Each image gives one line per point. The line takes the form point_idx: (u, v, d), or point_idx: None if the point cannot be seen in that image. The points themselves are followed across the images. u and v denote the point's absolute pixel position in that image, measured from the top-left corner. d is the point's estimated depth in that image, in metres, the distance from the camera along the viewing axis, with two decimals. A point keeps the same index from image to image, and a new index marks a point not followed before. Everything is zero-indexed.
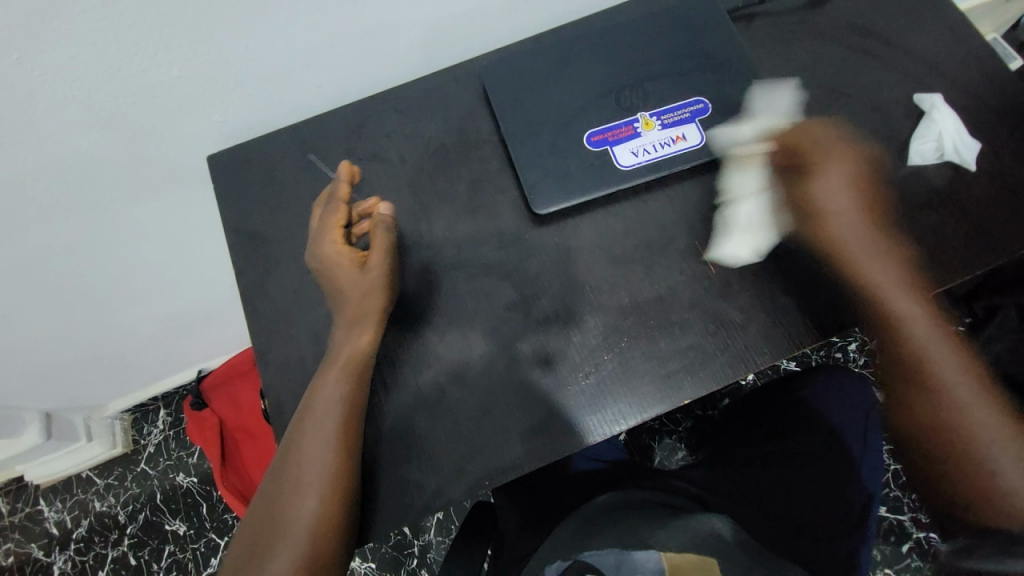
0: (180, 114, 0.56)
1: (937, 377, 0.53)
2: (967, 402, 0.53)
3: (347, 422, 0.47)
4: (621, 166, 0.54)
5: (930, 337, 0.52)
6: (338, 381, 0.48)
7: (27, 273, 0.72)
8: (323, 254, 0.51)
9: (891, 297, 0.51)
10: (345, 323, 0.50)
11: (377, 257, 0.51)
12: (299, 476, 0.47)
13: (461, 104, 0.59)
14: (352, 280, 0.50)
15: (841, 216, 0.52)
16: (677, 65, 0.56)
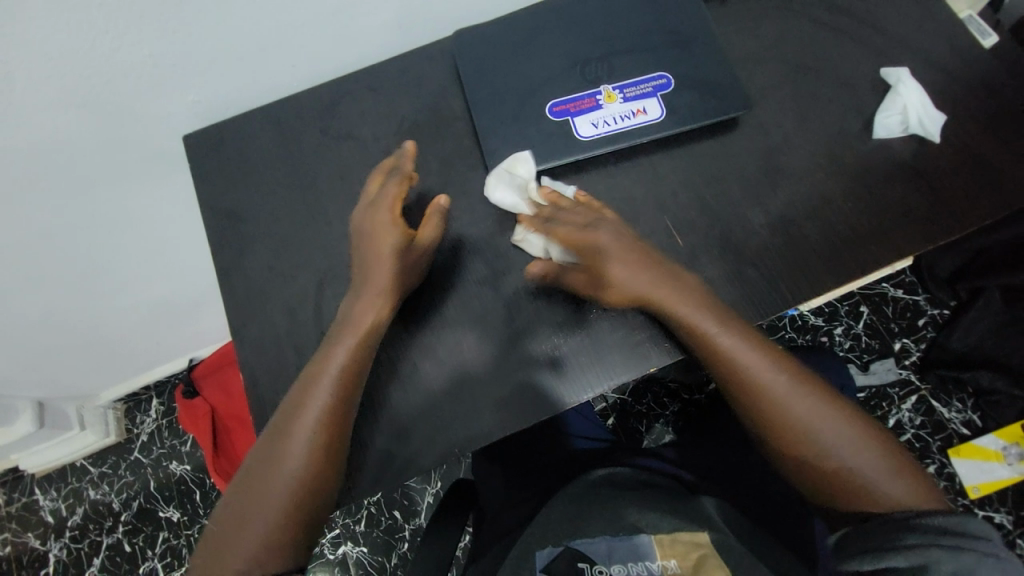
0: (155, 94, 0.56)
1: (784, 395, 0.50)
2: (810, 422, 0.49)
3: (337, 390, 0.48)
4: (579, 136, 0.55)
5: (756, 358, 0.50)
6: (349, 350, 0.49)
7: (11, 259, 0.72)
8: (376, 219, 0.51)
9: (704, 327, 0.48)
10: (372, 295, 0.50)
11: (424, 238, 0.51)
12: (296, 442, 0.48)
13: (435, 83, 0.59)
14: (395, 253, 0.50)
15: (640, 262, 0.50)
16: (647, 41, 0.57)
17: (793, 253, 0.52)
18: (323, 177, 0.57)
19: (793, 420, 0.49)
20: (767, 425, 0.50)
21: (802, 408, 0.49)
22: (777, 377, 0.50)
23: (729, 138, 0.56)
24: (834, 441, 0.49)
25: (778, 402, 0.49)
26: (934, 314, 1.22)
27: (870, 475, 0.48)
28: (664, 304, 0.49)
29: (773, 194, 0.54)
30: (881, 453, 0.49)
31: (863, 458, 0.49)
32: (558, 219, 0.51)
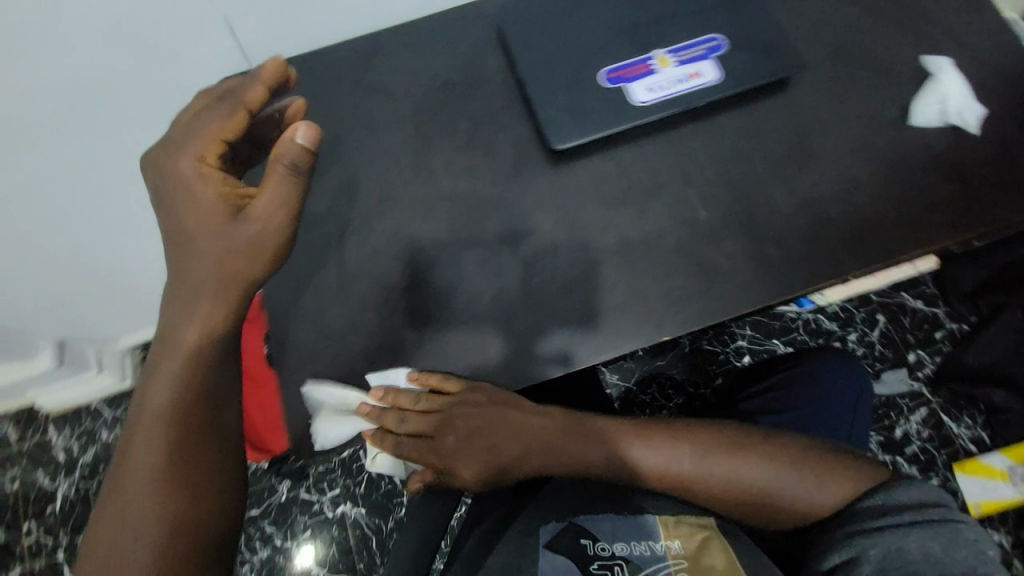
0: (197, 35, 0.57)
1: (714, 461, 0.58)
2: (699, 474, 0.58)
3: (183, 415, 0.48)
4: (636, 102, 0.55)
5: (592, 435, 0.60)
6: (176, 373, 0.48)
7: (46, 195, 0.75)
8: (195, 185, 0.46)
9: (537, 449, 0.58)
10: (185, 304, 0.47)
11: (263, 208, 0.45)
12: (140, 469, 0.47)
13: (470, 43, 0.59)
14: (228, 232, 0.46)
15: (457, 406, 0.54)
16: (686, 16, 0.57)
17: (818, 234, 0.52)
18: (352, 129, 0.58)
19: (704, 475, 0.58)
20: (690, 491, 0.59)
21: (727, 468, 0.58)
22: (643, 447, 0.60)
23: (761, 115, 0.55)
24: (724, 472, 0.58)
25: (653, 466, 0.59)
26: (953, 329, 1.20)
27: (775, 480, 0.57)
28: (572, 447, 0.59)
29: (801, 168, 0.53)
30: (829, 474, 0.57)
31: (747, 472, 0.58)
32: (396, 403, 0.53)
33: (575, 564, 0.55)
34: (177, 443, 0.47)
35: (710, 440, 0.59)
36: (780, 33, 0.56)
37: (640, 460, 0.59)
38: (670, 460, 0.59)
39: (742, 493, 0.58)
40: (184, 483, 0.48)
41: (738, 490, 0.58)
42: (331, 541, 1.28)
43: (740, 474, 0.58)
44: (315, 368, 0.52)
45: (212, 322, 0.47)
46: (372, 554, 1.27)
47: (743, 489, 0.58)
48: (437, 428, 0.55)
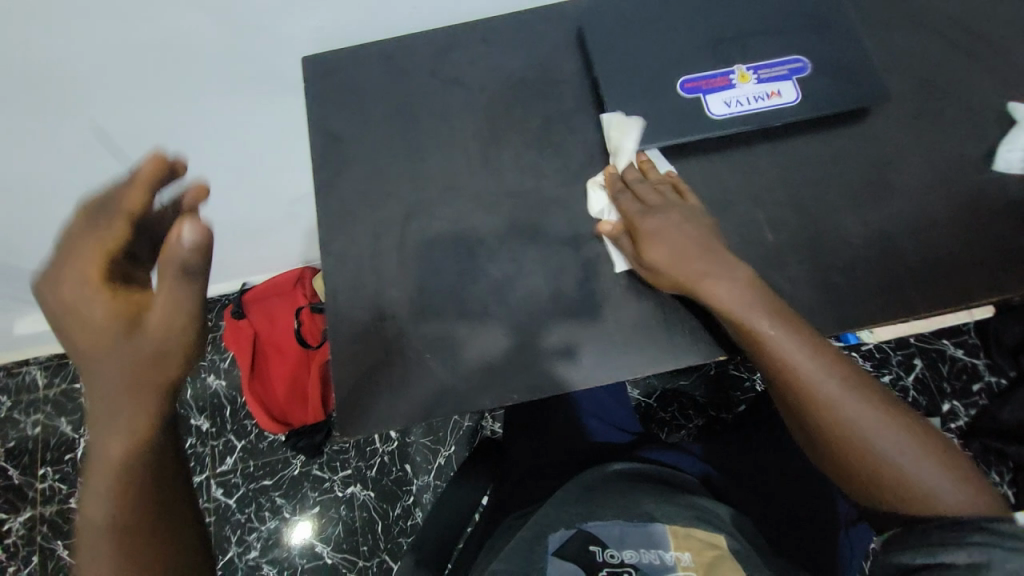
0: (283, 10, 0.59)
1: (851, 401, 0.49)
2: (856, 422, 0.48)
3: (127, 480, 0.42)
4: (712, 114, 0.54)
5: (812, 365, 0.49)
6: (112, 438, 0.41)
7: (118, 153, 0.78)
8: (76, 305, 0.39)
9: (752, 322, 0.48)
10: (105, 407, 0.40)
11: (161, 321, 0.39)
12: (94, 541, 0.42)
13: (549, 43, 0.60)
14: (123, 350, 0.39)
15: (707, 248, 0.50)
16: (770, 36, 0.56)
17: (886, 269, 0.51)
18: (424, 117, 0.59)
19: (842, 420, 0.49)
20: (799, 399, 0.50)
21: (856, 411, 0.49)
22: (836, 376, 0.49)
23: (837, 143, 0.55)
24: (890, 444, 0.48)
25: (833, 398, 0.49)
26: (991, 382, 1.17)
27: (934, 480, 0.47)
28: (757, 334, 0.48)
29: (873, 200, 0.52)
30: (958, 474, 0.48)
31: (904, 448, 0.48)
32: (631, 191, 0.53)
33: (584, 564, 0.62)
34: (128, 512, 0.42)
35: (895, 414, 0.49)
36: (865, 62, 0.55)
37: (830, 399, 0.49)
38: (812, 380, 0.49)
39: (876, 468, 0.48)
40: (149, 552, 0.43)
41: (868, 453, 0.48)
42: (338, 520, 1.29)
43: (882, 434, 0.48)
44: (366, 347, 0.52)
45: (129, 442, 0.41)
46: (376, 537, 1.28)
47: (871, 446, 0.48)
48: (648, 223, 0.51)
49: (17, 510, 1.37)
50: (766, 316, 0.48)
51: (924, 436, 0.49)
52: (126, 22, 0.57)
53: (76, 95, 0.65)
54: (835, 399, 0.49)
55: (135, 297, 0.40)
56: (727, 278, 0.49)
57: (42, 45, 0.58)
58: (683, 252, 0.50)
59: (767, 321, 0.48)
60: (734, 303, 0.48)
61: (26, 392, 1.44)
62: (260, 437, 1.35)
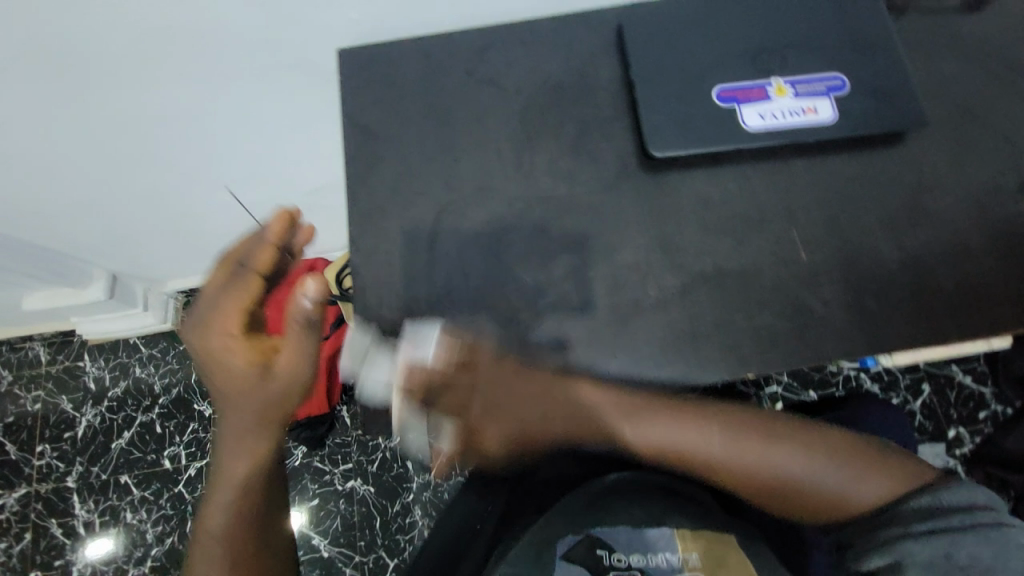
0: (322, 2, 0.58)
1: (758, 454, 0.50)
2: (758, 461, 0.50)
3: (247, 494, 0.53)
4: (746, 126, 0.54)
5: (689, 434, 0.50)
6: (244, 453, 0.52)
7: (146, 135, 0.78)
8: (215, 350, 0.50)
9: (617, 424, 0.50)
10: (236, 435, 0.52)
11: (298, 360, 0.51)
12: (210, 539, 0.53)
13: (588, 48, 0.59)
14: (258, 388, 0.50)
15: (538, 377, 0.51)
16: (814, 52, 0.56)
17: (918, 296, 0.51)
18: (459, 116, 0.58)
19: (769, 475, 0.50)
20: (726, 480, 0.51)
21: (787, 457, 0.50)
22: (712, 432, 0.51)
23: (875, 164, 0.54)
24: (791, 466, 0.50)
25: (715, 458, 0.50)
26: (997, 411, 1.16)
27: (826, 477, 0.49)
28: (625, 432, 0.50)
29: (908, 225, 0.52)
30: (878, 467, 0.50)
31: (804, 465, 0.50)
32: (415, 382, 0.50)
33: (593, 568, 0.61)
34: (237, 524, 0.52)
35: (778, 436, 0.51)
36: (908, 84, 0.55)
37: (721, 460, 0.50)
38: (729, 463, 0.50)
39: (796, 488, 0.50)
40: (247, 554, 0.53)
41: (812, 494, 0.50)
42: (336, 513, 1.29)
43: (812, 472, 0.50)
44: (394, 345, 0.52)
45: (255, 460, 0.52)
46: (374, 533, 1.28)
47: (807, 485, 0.50)
48: (493, 398, 0.51)
49: (12, 486, 1.37)
50: (652, 413, 0.50)
51: (854, 457, 0.51)
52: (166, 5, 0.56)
53: (105, 75, 0.65)
54: (717, 459, 0.50)
55: (267, 345, 0.52)
56: (572, 400, 0.51)
57: (79, 25, 0.57)
58: (526, 396, 0.51)
59: (627, 423, 0.50)
60: (610, 404, 0.50)
61: (30, 368, 1.43)
62: None
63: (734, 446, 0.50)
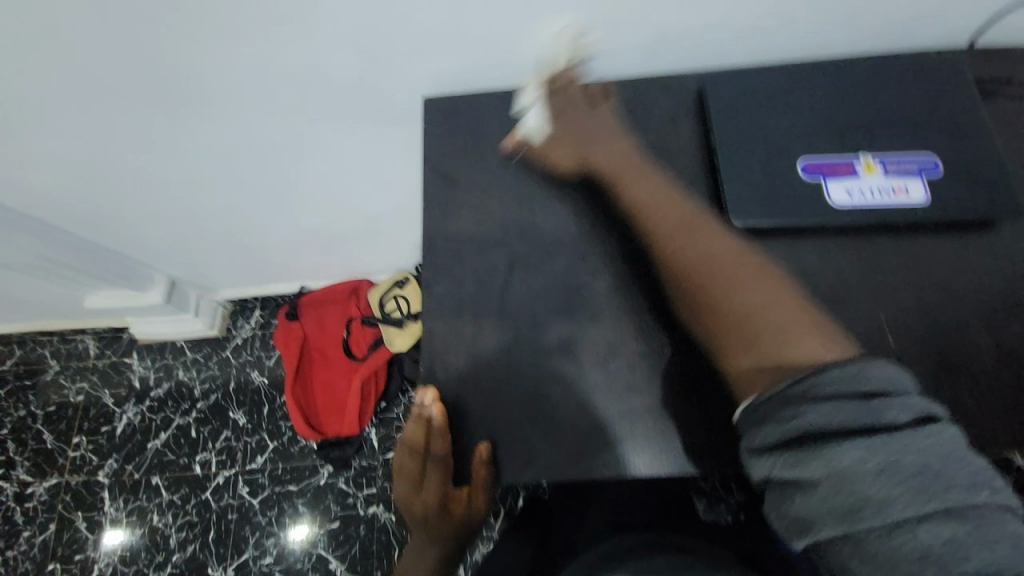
0: (418, 55, 0.62)
1: (735, 288, 0.49)
2: (729, 289, 0.49)
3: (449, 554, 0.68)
4: (832, 202, 0.53)
5: (689, 230, 0.52)
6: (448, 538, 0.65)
7: (233, 159, 0.83)
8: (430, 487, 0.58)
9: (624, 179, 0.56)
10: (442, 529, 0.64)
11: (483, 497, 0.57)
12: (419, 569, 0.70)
13: (668, 113, 0.61)
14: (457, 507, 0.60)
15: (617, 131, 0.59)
16: (902, 133, 0.55)
17: (1014, 393, 0.48)
18: (537, 170, 0.60)
19: (738, 304, 0.48)
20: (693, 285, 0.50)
21: (738, 281, 0.49)
22: (716, 248, 0.52)
23: (967, 249, 0.52)
24: (754, 302, 0.48)
25: (708, 256, 0.51)
26: None
27: (795, 347, 0.45)
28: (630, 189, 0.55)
29: (1002, 316, 0.50)
30: (821, 334, 0.45)
31: (772, 309, 0.47)
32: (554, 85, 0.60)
33: None
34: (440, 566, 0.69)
35: (758, 276, 0.50)
36: (1005, 170, 0.53)
37: (693, 252, 0.51)
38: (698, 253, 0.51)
39: (750, 329, 0.47)
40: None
41: (759, 318, 0.47)
42: (355, 539, 1.27)
43: (763, 308, 0.47)
44: (460, 393, 0.53)
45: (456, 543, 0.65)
46: (391, 563, 1.25)
47: (751, 314, 0.47)
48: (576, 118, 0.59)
49: (47, 474, 1.41)
50: (670, 217, 0.53)
51: (800, 318, 0.46)
52: (273, 48, 0.61)
53: (210, 104, 0.70)
54: (710, 257, 0.51)
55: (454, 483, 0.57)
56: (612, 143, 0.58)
57: (198, 61, 0.62)
58: (599, 123, 0.59)
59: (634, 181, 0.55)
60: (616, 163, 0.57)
61: (79, 360, 1.50)
62: (292, 440, 1.36)
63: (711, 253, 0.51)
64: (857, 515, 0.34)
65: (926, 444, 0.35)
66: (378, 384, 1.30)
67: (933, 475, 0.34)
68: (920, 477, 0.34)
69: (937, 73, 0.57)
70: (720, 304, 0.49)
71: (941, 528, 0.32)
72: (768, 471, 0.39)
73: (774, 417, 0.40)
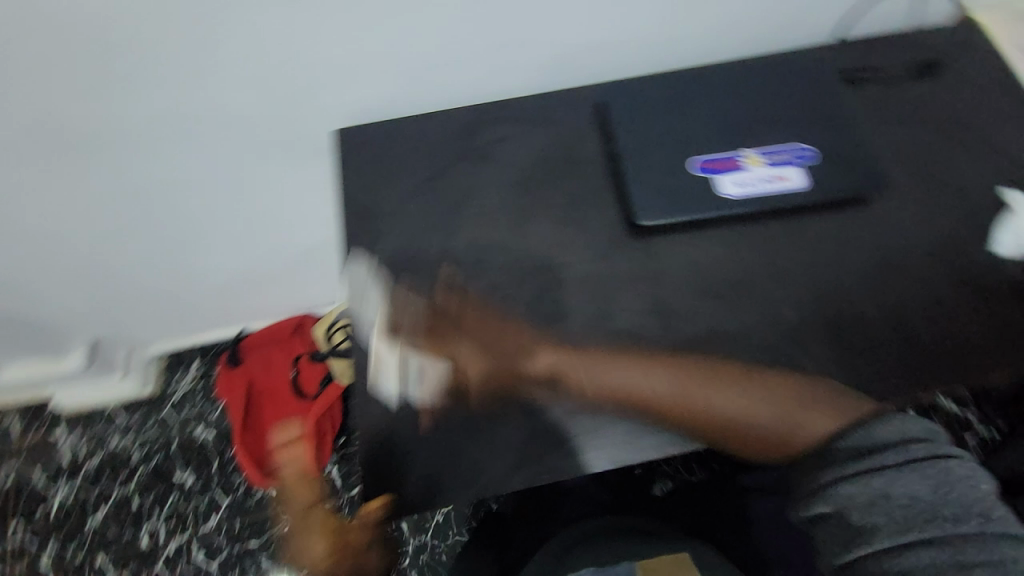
0: (324, 87, 0.65)
1: (730, 415, 0.50)
2: (727, 415, 0.50)
3: None
4: (722, 194, 0.58)
5: (634, 371, 0.52)
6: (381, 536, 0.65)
7: (147, 208, 0.80)
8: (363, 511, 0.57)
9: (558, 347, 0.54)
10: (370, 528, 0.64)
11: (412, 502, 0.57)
12: None
13: (577, 122, 0.63)
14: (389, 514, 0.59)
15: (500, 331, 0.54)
16: (782, 123, 0.60)
17: (894, 349, 0.54)
18: (456, 190, 0.60)
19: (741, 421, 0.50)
20: (661, 411, 0.51)
21: (715, 399, 0.50)
22: (670, 376, 0.51)
23: (848, 223, 0.58)
24: (744, 409, 0.50)
25: (697, 404, 0.51)
26: (983, 436, 1.14)
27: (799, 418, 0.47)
28: (567, 359, 0.53)
29: (881, 282, 0.56)
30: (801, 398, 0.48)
31: (763, 409, 0.49)
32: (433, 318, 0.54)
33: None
34: None
35: (727, 382, 0.51)
36: (867, 151, 0.60)
37: (672, 401, 0.51)
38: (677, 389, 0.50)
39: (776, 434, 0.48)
40: None
41: (766, 430, 0.49)
42: None
43: (753, 414, 0.49)
44: (399, 424, 0.53)
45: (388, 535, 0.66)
46: None
47: (770, 429, 0.49)
48: (465, 326, 0.54)
49: None
50: (609, 362, 0.53)
51: (777, 397, 0.49)
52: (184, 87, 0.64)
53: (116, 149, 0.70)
54: (696, 407, 0.51)
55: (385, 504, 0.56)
56: (509, 339, 0.54)
57: None
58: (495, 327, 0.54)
59: (572, 357, 0.53)
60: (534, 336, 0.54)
61: None
62: (248, 493, 1.29)
63: (693, 386, 0.51)
64: (863, 538, 0.40)
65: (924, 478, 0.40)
66: (333, 422, 1.25)
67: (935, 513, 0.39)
68: (914, 512, 0.39)
69: (806, 65, 0.63)
70: (736, 431, 0.50)
71: (924, 552, 0.38)
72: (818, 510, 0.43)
73: (801, 478, 0.45)
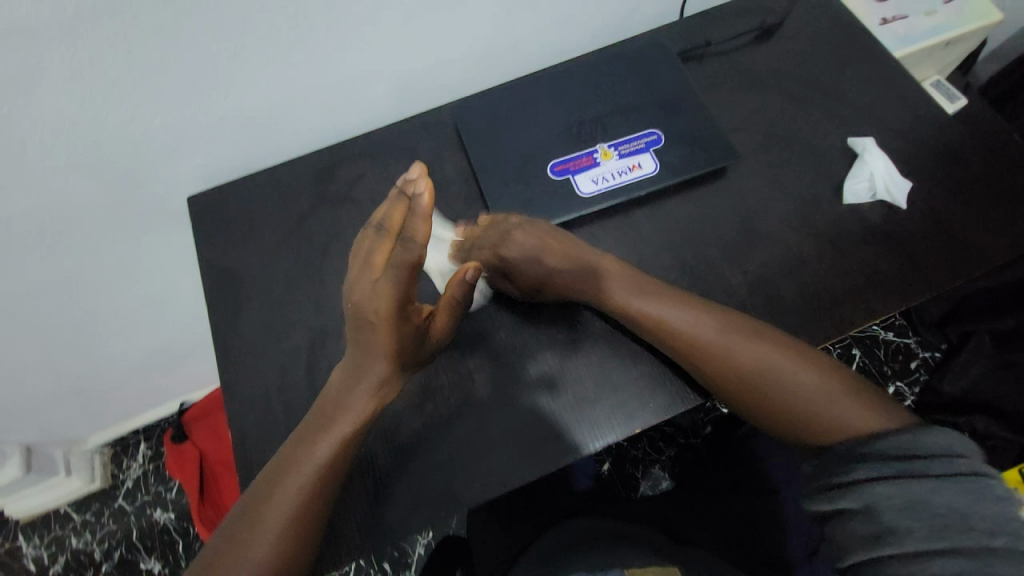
0: (166, 157, 0.61)
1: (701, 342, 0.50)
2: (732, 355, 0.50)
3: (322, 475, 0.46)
4: (582, 194, 0.58)
5: (662, 304, 0.52)
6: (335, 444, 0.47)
7: (28, 311, 0.76)
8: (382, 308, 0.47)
9: (612, 285, 0.53)
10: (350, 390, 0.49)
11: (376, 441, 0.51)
12: (264, 522, 0.45)
13: (433, 145, 0.63)
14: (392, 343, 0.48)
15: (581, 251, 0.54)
16: (629, 113, 0.61)
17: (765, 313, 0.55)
18: (320, 235, 0.59)
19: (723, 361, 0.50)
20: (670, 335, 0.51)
21: (719, 343, 0.50)
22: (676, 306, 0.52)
23: (705, 198, 0.59)
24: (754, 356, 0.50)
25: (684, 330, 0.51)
26: (927, 357, 1.15)
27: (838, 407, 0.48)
28: (615, 283, 0.53)
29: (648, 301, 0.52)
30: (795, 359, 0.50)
31: (737, 343, 0.50)
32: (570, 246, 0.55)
33: None
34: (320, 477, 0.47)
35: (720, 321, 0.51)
36: (715, 125, 0.61)
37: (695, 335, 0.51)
38: (760, 353, 0.50)
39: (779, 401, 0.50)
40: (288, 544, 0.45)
41: (759, 374, 0.50)
42: None
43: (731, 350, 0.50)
44: None
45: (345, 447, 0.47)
46: None
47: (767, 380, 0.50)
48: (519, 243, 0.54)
49: None
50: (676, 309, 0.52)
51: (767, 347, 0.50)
52: (19, 190, 0.58)
53: None
54: (719, 350, 0.50)
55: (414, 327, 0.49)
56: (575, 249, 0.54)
57: None
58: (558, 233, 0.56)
59: (629, 295, 0.52)
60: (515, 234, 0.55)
61: None
62: None
63: (678, 319, 0.51)
64: (881, 543, 0.41)
65: (971, 494, 0.40)
66: None
67: (955, 520, 0.39)
68: (939, 522, 0.40)
69: (644, 50, 0.64)
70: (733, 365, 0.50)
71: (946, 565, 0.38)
72: (822, 506, 0.45)
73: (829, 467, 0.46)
